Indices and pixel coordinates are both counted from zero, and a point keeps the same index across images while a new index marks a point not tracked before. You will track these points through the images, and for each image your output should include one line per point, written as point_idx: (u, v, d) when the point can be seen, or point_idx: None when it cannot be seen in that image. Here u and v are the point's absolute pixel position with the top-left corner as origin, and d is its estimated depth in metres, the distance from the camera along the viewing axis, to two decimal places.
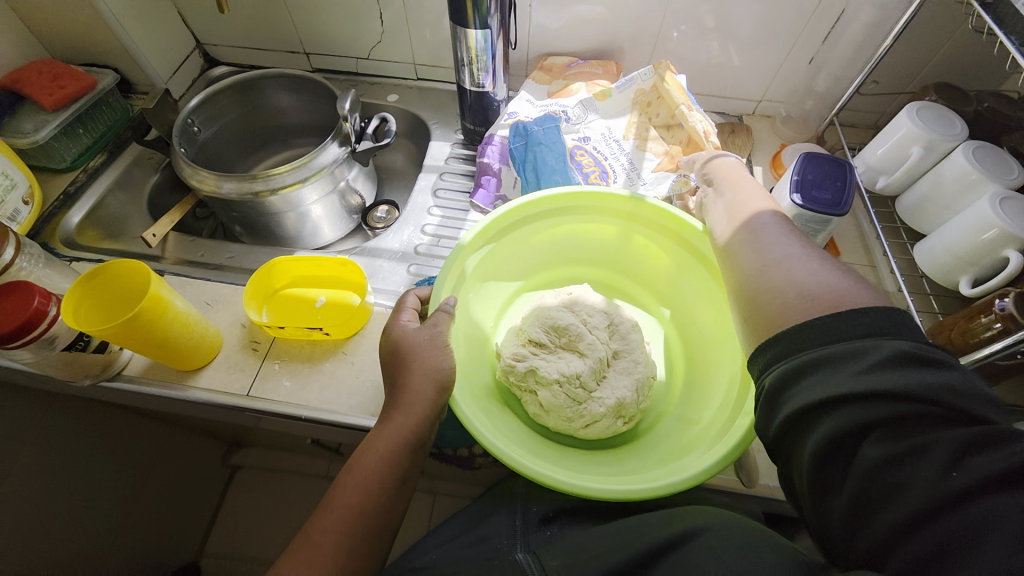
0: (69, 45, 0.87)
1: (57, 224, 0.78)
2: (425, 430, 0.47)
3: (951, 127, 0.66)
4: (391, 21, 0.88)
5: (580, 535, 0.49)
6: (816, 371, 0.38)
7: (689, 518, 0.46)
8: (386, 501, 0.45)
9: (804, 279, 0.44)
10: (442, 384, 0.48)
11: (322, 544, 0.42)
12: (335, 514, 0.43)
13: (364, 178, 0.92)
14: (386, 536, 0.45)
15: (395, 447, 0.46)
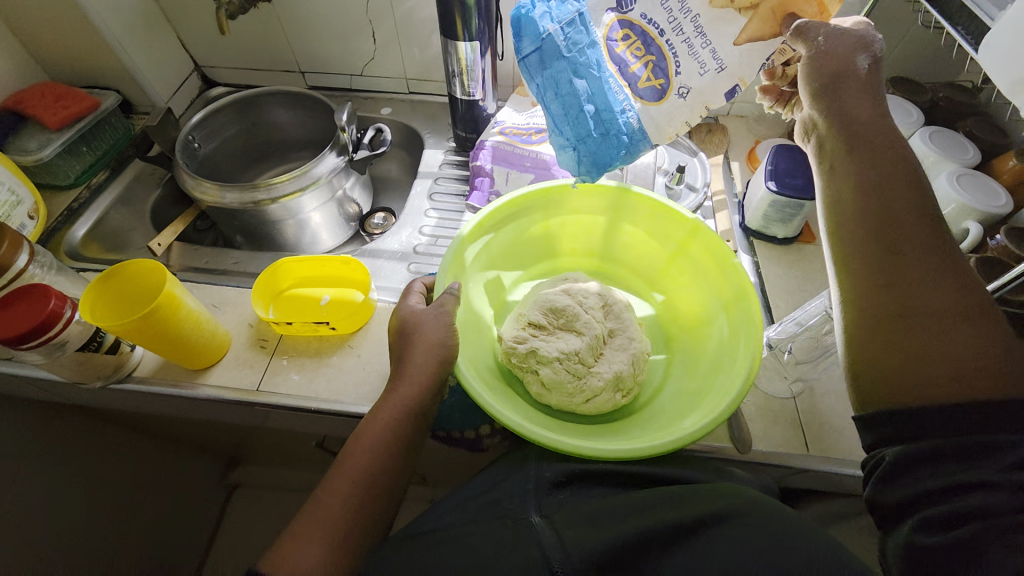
0: (72, 69, 0.91)
1: (62, 237, 0.80)
2: (428, 402, 0.51)
3: (908, 116, 0.72)
4: (384, 39, 0.93)
5: (598, 506, 0.47)
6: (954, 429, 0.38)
7: (709, 501, 0.45)
8: (392, 466, 0.48)
9: (949, 320, 0.41)
10: (445, 359, 0.53)
11: (333, 505, 0.45)
12: (344, 477, 0.46)
13: (360, 187, 0.94)
14: (392, 501, 0.48)
15: (401, 417, 0.50)
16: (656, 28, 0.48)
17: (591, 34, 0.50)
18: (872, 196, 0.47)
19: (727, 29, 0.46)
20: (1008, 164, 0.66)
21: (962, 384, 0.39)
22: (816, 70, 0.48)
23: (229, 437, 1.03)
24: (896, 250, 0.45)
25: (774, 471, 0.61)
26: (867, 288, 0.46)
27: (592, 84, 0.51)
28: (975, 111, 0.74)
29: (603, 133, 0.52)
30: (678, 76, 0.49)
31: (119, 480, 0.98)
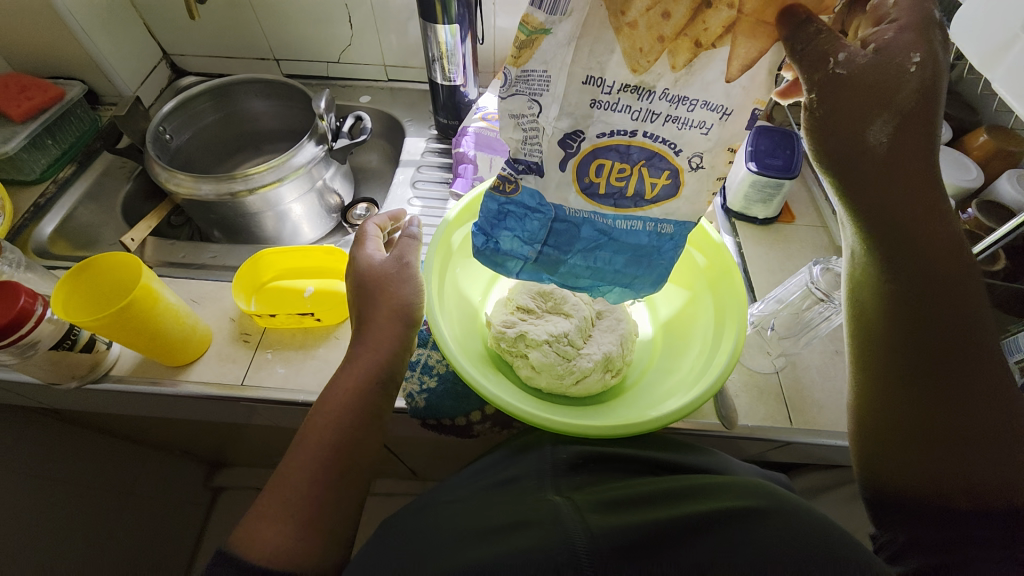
0: (32, 58, 0.87)
1: (30, 234, 0.77)
2: (391, 363, 0.51)
3: None
4: (360, 25, 0.91)
5: (613, 492, 0.47)
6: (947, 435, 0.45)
7: (738, 496, 0.45)
8: (356, 431, 0.47)
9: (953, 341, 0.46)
10: (408, 320, 0.53)
11: (299, 478, 0.44)
12: (308, 449, 0.46)
13: (341, 177, 0.92)
14: (364, 465, 0.47)
15: (363, 381, 0.49)
16: (626, 133, 0.40)
17: (560, 177, 0.43)
18: (911, 273, 0.47)
19: (709, 73, 0.36)
20: (980, 140, 0.68)
21: (972, 448, 0.44)
22: (845, 135, 0.42)
23: (213, 437, 1.01)
24: (928, 320, 0.47)
25: (761, 445, 0.63)
26: (901, 362, 0.47)
27: (603, 222, 0.46)
28: (946, 89, 0.76)
29: (640, 251, 0.48)
30: (680, 151, 0.40)
31: (99, 485, 0.95)
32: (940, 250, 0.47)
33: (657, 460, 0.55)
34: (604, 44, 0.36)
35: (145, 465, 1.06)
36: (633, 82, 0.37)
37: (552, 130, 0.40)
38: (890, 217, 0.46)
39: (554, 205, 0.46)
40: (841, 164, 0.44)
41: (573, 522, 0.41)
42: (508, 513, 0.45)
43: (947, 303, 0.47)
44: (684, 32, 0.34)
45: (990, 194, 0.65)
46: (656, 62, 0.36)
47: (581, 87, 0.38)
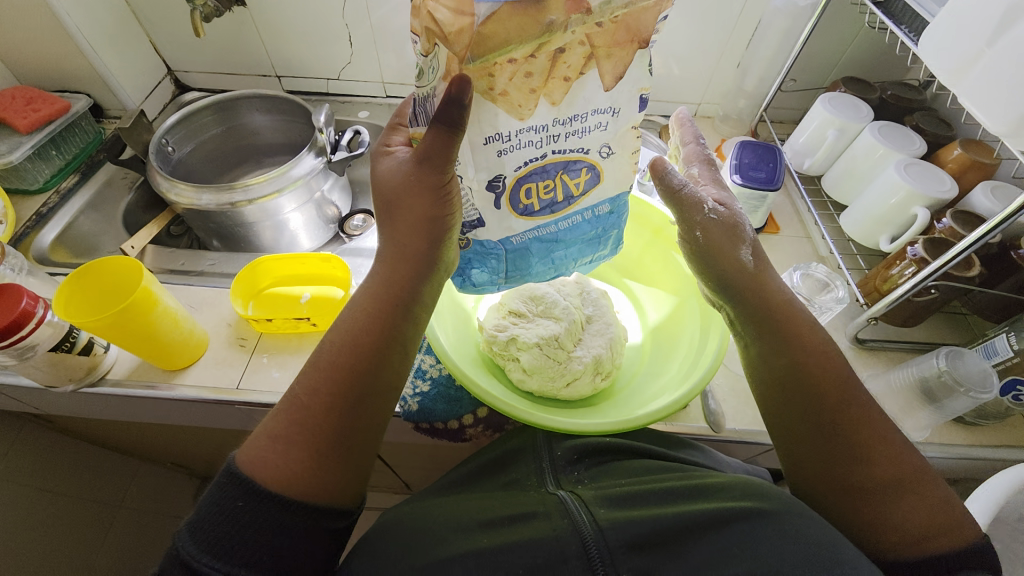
0: (40, 73, 0.89)
1: (31, 242, 0.79)
2: (414, 287, 0.47)
3: (858, 112, 0.77)
4: (360, 43, 0.94)
5: (620, 488, 0.48)
6: (858, 457, 0.44)
7: (745, 496, 0.45)
8: (372, 362, 0.45)
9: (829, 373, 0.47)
10: (435, 238, 0.46)
11: (311, 404, 0.42)
12: (321, 374, 0.43)
13: (339, 189, 0.93)
14: (383, 400, 0.45)
15: (384, 304, 0.46)
16: (539, 158, 0.45)
17: (497, 215, 0.47)
18: (784, 347, 0.48)
19: (587, 91, 0.42)
20: (954, 153, 0.71)
21: (884, 466, 0.43)
22: (729, 269, 0.50)
23: (206, 448, 1.01)
24: (812, 388, 0.47)
25: (749, 448, 0.64)
26: (796, 426, 0.47)
27: (548, 231, 0.50)
28: (922, 106, 0.80)
29: (589, 239, 0.53)
30: (588, 151, 0.46)
31: (89, 497, 0.94)
32: (801, 324, 0.49)
33: (654, 452, 0.55)
34: (488, 112, 0.41)
35: (135, 478, 1.05)
36: (526, 125, 0.42)
37: (477, 184, 0.45)
38: (749, 329, 0.51)
39: (498, 240, 0.49)
40: (726, 290, 0.51)
41: (582, 516, 0.43)
42: (509, 506, 0.46)
43: (817, 363, 0.47)
44: (552, 75, 0.40)
45: (966, 205, 0.68)
46: (538, 105, 0.41)
47: (484, 147, 0.43)
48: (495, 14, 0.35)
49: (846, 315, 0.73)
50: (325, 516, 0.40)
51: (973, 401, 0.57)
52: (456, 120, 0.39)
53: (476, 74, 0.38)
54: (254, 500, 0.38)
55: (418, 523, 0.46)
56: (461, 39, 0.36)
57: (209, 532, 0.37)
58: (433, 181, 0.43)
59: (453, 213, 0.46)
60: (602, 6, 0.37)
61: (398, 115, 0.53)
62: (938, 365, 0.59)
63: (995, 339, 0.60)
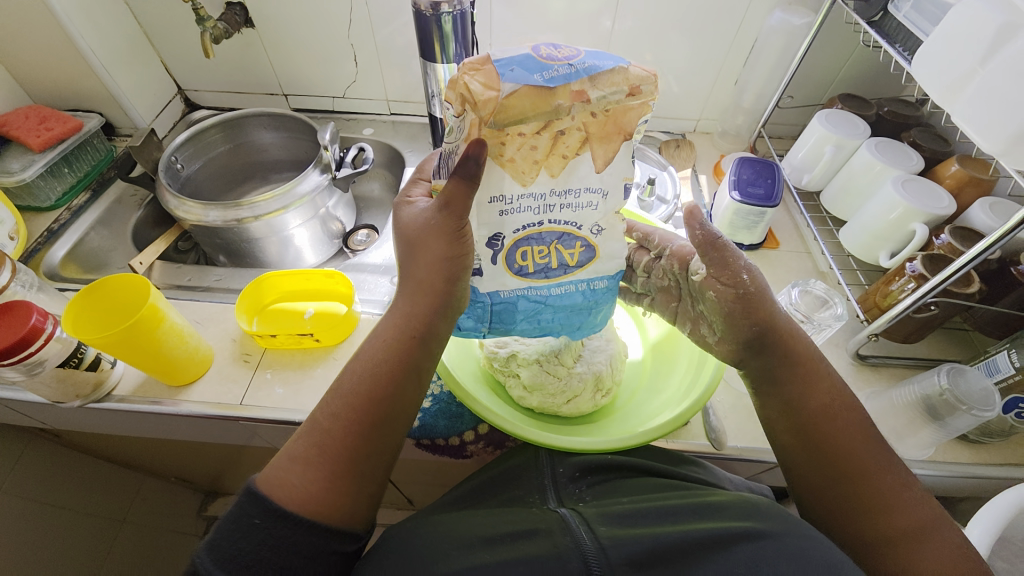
0: (54, 93, 0.92)
1: (41, 258, 0.81)
2: (432, 321, 0.47)
3: (855, 128, 0.77)
4: (365, 63, 0.96)
5: (624, 506, 0.47)
6: (869, 505, 0.44)
7: (747, 516, 0.45)
8: (391, 393, 0.45)
9: (849, 424, 0.47)
10: (452, 276, 0.46)
11: (331, 429, 0.43)
12: (341, 401, 0.44)
13: (344, 205, 0.95)
14: (398, 430, 0.45)
15: (404, 334, 0.46)
16: (536, 224, 0.47)
17: (493, 270, 0.49)
18: (802, 401, 0.48)
19: (581, 169, 0.45)
20: (951, 169, 0.71)
21: (895, 514, 0.43)
22: (762, 318, 0.48)
23: (210, 463, 1.01)
24: (825, 444, 0.46)
25: (750, 465, 0.63)
26: (813, 481, 0.47)
27: (539, 293, 0.51)
28: (919, 122, 0.81)
29: (578, 308, 0.53)
30: (581, 226, 0.48)
31: (93, 512, 0.94)
32: (815, 380, 0.48)
33: (657, 469, 0.55)
34: (497, 177, 0.44)
35: (139, 491, 1.06)
36: (528, 191, 0.45)
37: (478, 238, 0.47)
38: (770, 377, 0.49)
39: (487, 292, 0.51)
40: (756, 341, 0.48)
41: (583, 533, 0.43)
42: (511, 523, 0.46)
43: (831, 419, 0.47)
44: (553, 151, 0.44)
45: (964, 221, 0.69)
46: (539, 175, 0.44)
47: (488, 206, 0.45)
48: (515, 94, 0.39)
49: (846, 331, 0.73)
50: (337, 539, 0.40)
51: (975, 419, 0.56)
52: (473, 172, 0.41)
53: (492, 139, 0.42)
54: (271, 518, 0.38)
55: (418, 537, 0.46)
56: (487, 109, 0.39)
57: (226, 548, 0.37)
58: (452, 228, 0.44)
59: (469, 252, 0.46)
60: (598, 100, 0.41)
61: (421, 171, 0.53)
62: (939, 383, 0.58)
63: (997, 356, 0.60)
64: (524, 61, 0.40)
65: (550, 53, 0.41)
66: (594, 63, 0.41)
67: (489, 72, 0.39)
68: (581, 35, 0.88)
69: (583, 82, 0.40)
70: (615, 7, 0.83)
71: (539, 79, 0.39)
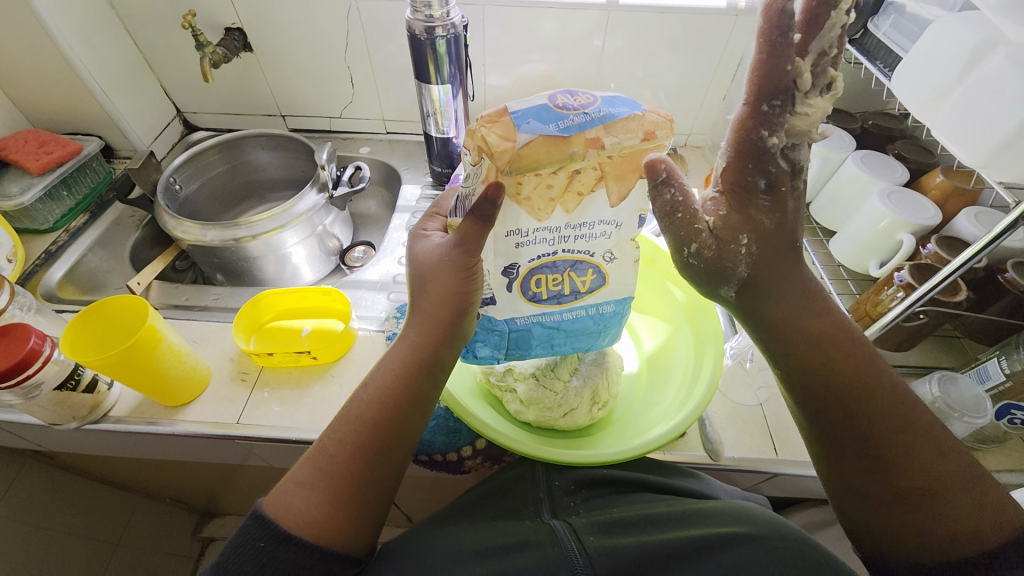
0: (54, 118, 0.93)
1: (39, 280, 0.81)
2: (438, 351, 0.47)
3: (841, 142, 0.79)
4: (361, 84, 0.98)
5: (614, 515, 0.48)
6: (892, 449, 0.40)
7: (739, 521, 0.45)
8: (396, 419, 0.45)
9: (854, 365, 0.42)
10: (460, 310, 0.46)
11: (336, 454, 0.43)
12: (347, 427, 0.44)
13: (341, 222, 0.96)
14: (402, 455, 0.45)
15: (410, 362, 0.46)
16: (550, 254, 0.48)
17: (508, 297, 0.50)
18: (818, 349, 0.43)
19: (596, 205, 0.46)
20: (936, 180, 0.73)
21: (918, 458, 0.40)
22: (720, 277, 0.42)
23: (205, 482, 1.00)
24: (845, 394, 0.42)
25: (748, 476, 0.64)
26: (833, 434, 0.43)
27: (553, 318, 0.53)
28: (903, 135, 0.83)
29: (590, 331, 0.55)
30: (594, 254, 0.49)
31: (88, 534, 0.93)
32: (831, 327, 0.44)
33: (650, 481, 0.55)
34: (513, 213, 0.45)
35: (135, 513, 1.04)
36: (543, 225, 0.46)
37: (493, 268, 0.48)
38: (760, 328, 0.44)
39: (504, 319, 0.52)
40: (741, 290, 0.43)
41: (573, 546, 0.43)
42: (504, 535, 0.46)
43: (854, 367, 0.42)
44: (569, 189, 0.44)
45: (951, 230, 0.70)
46: (554, 210, 0.45)
47: (504, 238, 0.46)
48: (531, 144, 0.40)
49: None
50: (339, 563, 0.40)
51: (968, 425, 0.57)
52: (488, 215, 0.42)
53: (508, 181, 0.42)
54: (274, 541, 0.39)
55: (416, 552, 0.46)
56: (503, 158, 0.40)
57: (229, 572, 0.37)
58: (461, 261, 0.44)
59: (478, 287, 0.47)
60: (613, 146, 0.42)
61: (437, 207, 0.54)
62: (931, 392, 0.59)
63: (988, 363, 0.61)
64: (539, 112, 0.40)
65: (566, 102, 0.42)
66: (609, 111, 0.41)
67: (506, 124, 0.40)
68: (573, 54, 0.90)
69: (599, 130, 0.41)
70: (604, 28, 0.85)
71: (555, 129, 0.40)
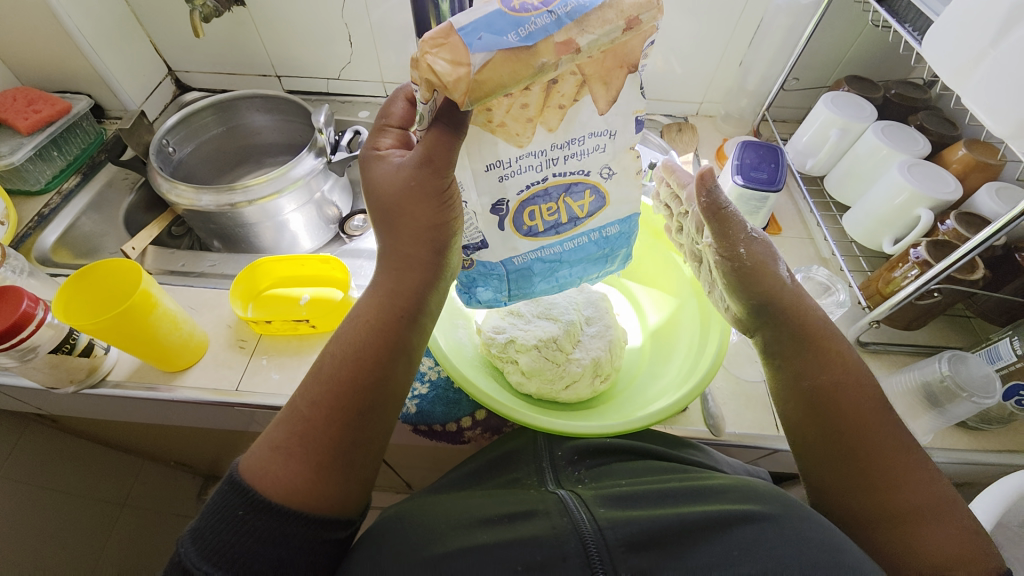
0: (42, 74, 0.90)
1: (33, 243, 0.80)
2: (420, 299, 0.46)
3: (861, 112, 0.76)
4: (360, 43, 0.94)
5: (627, 488, 0.47)
6: (887, 467, 0.43)
7: (736, 498, 0.45)
8: (378, 378, 0.43)
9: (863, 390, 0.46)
10: (439, 247, 0.45)
11: (312, 417, 0.42)
12: (322, 388, 0.43)
13: (340, 189, 0.92)
14: (387, 415, 0.44)
15: (387, 317, 0.45)
16: (540, 181, 0.48)
17: (502, 236, 0.50)
18: (817, 371, 0.47)
19: (583, 115, 0.45)
20: (958, 154, 0.70)
21: (903, 480, 0.42)
22: (765, 289, 0.48)
23: (209, 448, 1.01)
24: (839, 415, 0.45)
25: (749, 451, 0.64)
26: (822, 455, 0.46)
27: (552, 252, 0.52)
28: (926, 105, 0.79)
29: (595, 257, 0.55)
30: (589, 172, 0.48)
31: (94, 495, 0.95)
32: (833, 352, 0.47)
33: (654, 452, 0.55)
34: (489, 143, 0.44)
35: (140, 474, 1.06)
36: (526, 151, 0.45)
37: (481, 208, 0.47)
38: (780, 345, 0.48)
39: (500, 261, 0.52)
40: (763, 312, 0.49)
41: (581, 515, 0.43)
42: (510, 504, 0.46)
43: (850, 391, 0.46)
44: (547, 105, 0.43)
45: (969, 206, 0.68)
46: (535, 132, 0.44)
47: (485, 173, 0.45)
48: (489, 63, 0.36)
49: (848, 317, 0.72)
50: (326, 527, 0.40)
51: (975, 406, 0.56)
52: (460, 122, 0.41)
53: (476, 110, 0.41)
54: (253, 509, 0.39)
55: (419, 519, 0.47)
56: (460, 87, 0.36)
57: (209, 539, 0.38)
58: (432, 187, 0.42)
59: (456, 218, 0.45)
60: (589, 46, 0.38)
61: (385, 113, 0.48)
62: (940, 370, 0.58)
63: (999, 343, 0.59)
64: (492, 21, 0.36)
65: (524, 2, 0.37)
66: (577, 2, 0.38)
67: (455, 45, 0.35)
68: None
69: (569, 29, 0.37)
70: None
71: (515, 39, 0.36)
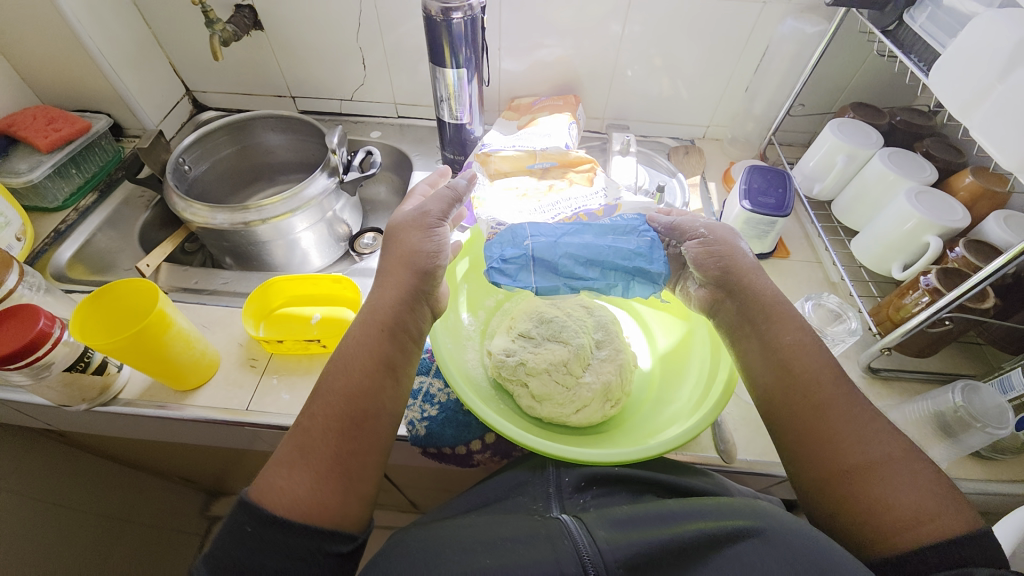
0: (63, 94, 0.92)
1: (48, 259, 0.81)
2: (407, 318, 0.50)
3: (868, 138, 0.77)
4: (374, 66, 0.96)
5: (626, 508, 0.47)
6: (848, 417, 0.46)
7: (736, 514, 0.44)
8: (371, 390, 0.46)
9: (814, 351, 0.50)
10: (423, 269, 0.51)
11: (311, 428, 0.44)
12: (320, 402, 0.45)
13: (351, 207, 0.94)
14: (380, 427, 0.46)
15: (379, 334, 0.48)
16: None
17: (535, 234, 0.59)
18: (776, 328, 0.51)
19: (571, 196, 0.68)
20: (965, 181, 0.71)
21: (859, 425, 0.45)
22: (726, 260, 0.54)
23: (214, 465, 1.01)
24: (798, 371, 0.49)
25: (761, 478, 0.63)
26: (786, 414, 0.48)
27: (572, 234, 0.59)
28: (932, 132, 0.80)
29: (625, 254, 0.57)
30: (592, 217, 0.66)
31: (99, 511, 0.94)
32: (785, 316, 0.52)
33: (663, 480, 0.54)
34: None
35: (144, 490, 1.05)
36: None
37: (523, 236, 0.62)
38: (750, 313, 0.53)
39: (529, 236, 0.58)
40: (724, 280, 0.54)
41: (584, 540, 0.42)
42: (515, 529, 0.46)
43: (807, 353, 0.50)
44: None
45: (978, 233, 0.68)
46: None
47: None
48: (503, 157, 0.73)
49: (858, 344, 0.72)
50: (329, 539, 0.40)
51: (989, 437, 0.56)
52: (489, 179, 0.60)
53: None
54: (261, 524, 0.39)
55: (429, 542, 0.46)
56: None
57: (220, 558, 0.38)
58: None
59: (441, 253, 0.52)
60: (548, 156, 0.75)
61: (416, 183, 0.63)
62: (953, 400, 0.58)
63: (1012, 372, 0.59)
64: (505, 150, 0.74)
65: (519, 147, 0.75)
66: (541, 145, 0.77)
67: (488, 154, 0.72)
68: (590, 40, 0.87)
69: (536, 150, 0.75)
70: (624, 12, 0.82)
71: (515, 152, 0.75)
